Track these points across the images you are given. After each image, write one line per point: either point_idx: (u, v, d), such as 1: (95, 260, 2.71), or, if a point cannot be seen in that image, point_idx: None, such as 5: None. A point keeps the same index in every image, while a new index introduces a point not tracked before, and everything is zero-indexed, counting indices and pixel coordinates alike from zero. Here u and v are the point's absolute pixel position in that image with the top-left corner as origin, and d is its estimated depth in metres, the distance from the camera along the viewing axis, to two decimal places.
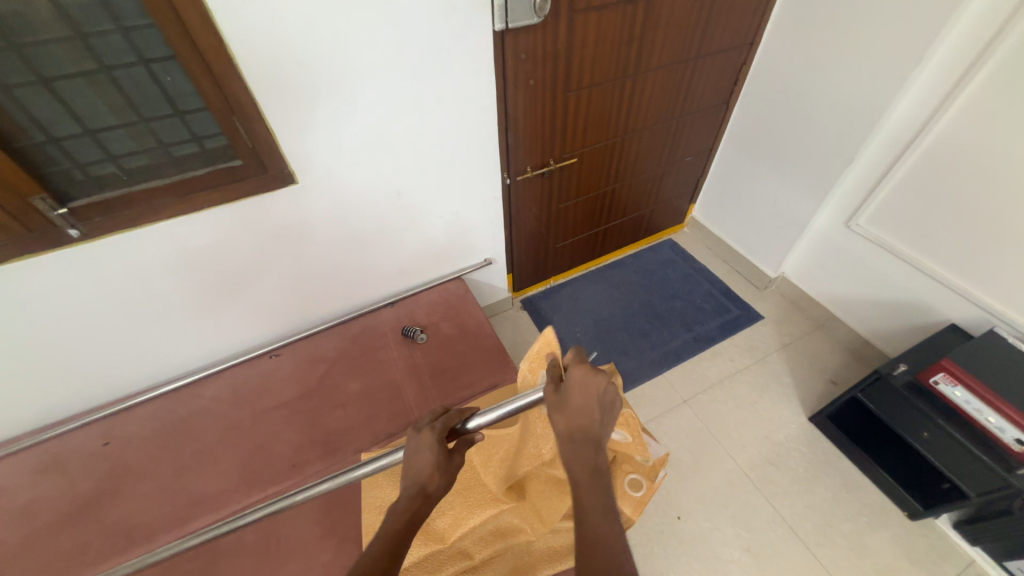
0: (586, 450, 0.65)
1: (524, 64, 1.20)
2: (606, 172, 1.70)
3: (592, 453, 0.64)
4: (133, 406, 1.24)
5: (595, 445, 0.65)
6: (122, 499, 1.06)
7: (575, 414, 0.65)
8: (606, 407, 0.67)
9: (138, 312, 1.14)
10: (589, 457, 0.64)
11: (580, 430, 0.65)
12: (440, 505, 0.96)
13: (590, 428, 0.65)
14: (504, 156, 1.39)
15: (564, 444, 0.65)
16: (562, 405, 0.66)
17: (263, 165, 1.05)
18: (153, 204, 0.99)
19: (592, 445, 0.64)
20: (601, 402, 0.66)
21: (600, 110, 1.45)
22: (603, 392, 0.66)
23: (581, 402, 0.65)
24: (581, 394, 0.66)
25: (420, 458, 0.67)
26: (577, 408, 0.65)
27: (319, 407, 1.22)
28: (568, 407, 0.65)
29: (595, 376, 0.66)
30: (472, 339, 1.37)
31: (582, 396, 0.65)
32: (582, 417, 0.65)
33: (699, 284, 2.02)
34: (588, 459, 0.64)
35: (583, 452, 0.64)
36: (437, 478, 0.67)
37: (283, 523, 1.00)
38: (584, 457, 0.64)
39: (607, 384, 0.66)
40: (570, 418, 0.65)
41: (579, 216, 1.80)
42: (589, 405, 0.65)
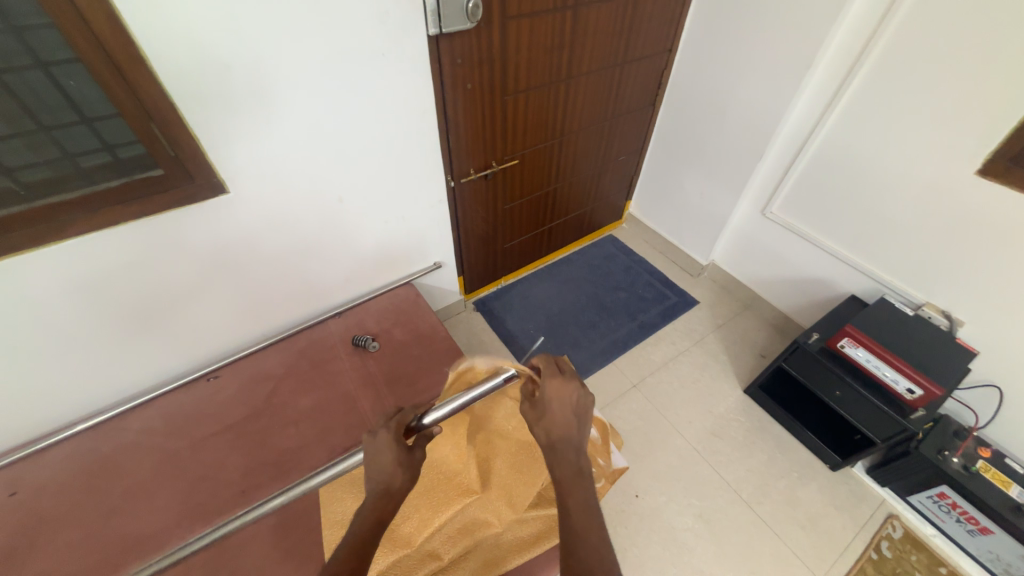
0: (570, 456, 0.69)
1: (461, 68, 1.22)
2: (547, 173, 1.76)
3: (578, 459, 0.69)
4: (45, 448, 1.10)
5: (578, 450, 0.69)
6: (39, 551, 0.94)
7: (554, 424, 0.70)
8: (582, 413, 0.72)
9: (47, 341, 1.02)
10: (573, 461, 0.68)
11: (558, 437, 0.70)
12: (409, 498, 0.96)
13: (570, 435, 0.70)
14: (446, 159, 1.40)
15: (548, 453, 0.70)
16: (544, 419, 0.72)
17: (190, 174, 0.98)
18: (60, 220, 0.90)
19: (574, 453, 0.69)
20: (576, 410, 0.71)
21: (537, 113, 1.51)
22: (576, 399, 0.72)
23: (558, 409, 0.70)
24: (558, 405, 0.71)
25: (380, 456, 0.67)
26: (555, 419, 0.70)
27: (267, 427, 1.16)
28: (547, 419, 0.71)
29: (567, 382, 0.72)
30: (426, 342, 1.36)
31: (558, 406, 0.70)
32: (562, 426, 0.70)
33: (640, 275, 2.14)
34: (573, 464, 0.68)
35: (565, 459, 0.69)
36: (401, 473, 0.67)
37: (237, 553, 0.94)
38: (568, 464, 0.68)
39: (579, 393, 0.72)
40: (545, 427, 0.71)
41: (525, 216, 1.85)
42: (563, 415, 0.71)
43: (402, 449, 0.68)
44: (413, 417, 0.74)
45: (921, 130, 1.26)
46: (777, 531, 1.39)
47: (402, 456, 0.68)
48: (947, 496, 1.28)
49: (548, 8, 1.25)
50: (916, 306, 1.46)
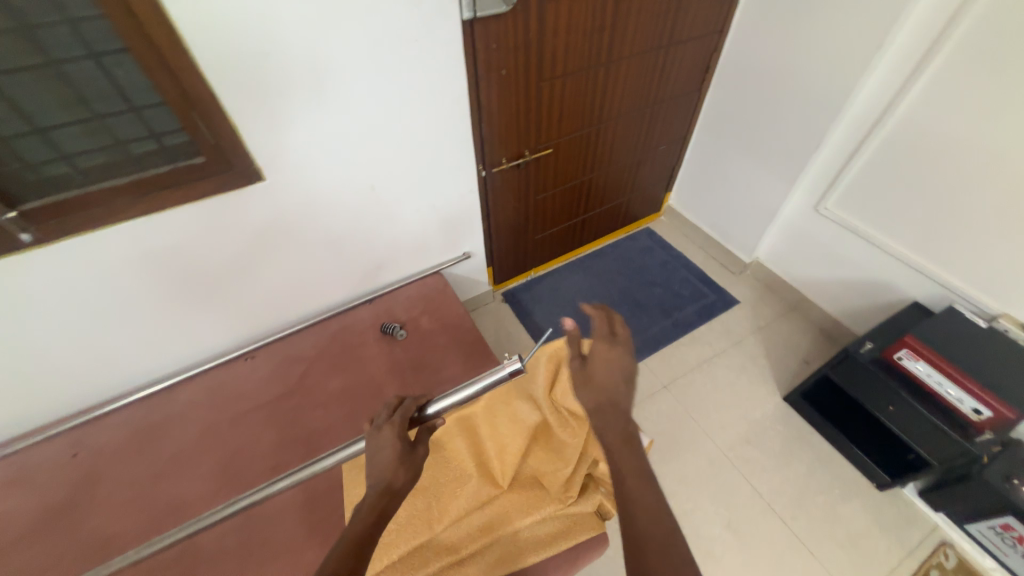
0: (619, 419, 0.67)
1: (495, 54, 1.19)
2: (583, 162, 1.70)
3: (625, 423, 0.67)
4: (101, 416, 1.19)
5: (624, 414, 0.68)
6: (94, 509, 1.03)
7: (601, 387, 0.70)
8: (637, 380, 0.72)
9: (102, 317, 1.09)
10: (622, 424, 0.67)
11: (609, 392, 0.69)
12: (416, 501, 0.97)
13: (616, 398, 0.69)
14: (478, 147, 1.38)
15: (596, 417, 0.69)
16: (590, 382, 0.71)
17: (229, 161, 1.01)
18: (113, 204, 0.95)
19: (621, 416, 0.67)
20: (624, 372, 0.71)
21: (574, 100, 1.45)
22: (625, 364, 0.71)
23: (603, 375, 0.70)
24: (603, 367, 0.71)
25: (381, 454, 0.70)
26: (602, 379, 0.70)
27: (299, 407, 1.20)
28: (593, 380, 0.71)
29: (615, 348, 0.72)
30: (453, 332, 1.36)
31: (603, 365, 0.71)
32: (607, 389, 0.69)
33: (677, 271, 2.05)
34: (622, 428, 0.66)
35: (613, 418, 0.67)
36: (401, 473, 0.68)
37: (266, 526, 0.99)
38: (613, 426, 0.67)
39: (629, 359, 0.72)
40: (599, 375, 0.71)
41: (558, 207, 1.80)
42: (619, 371, 0.71)
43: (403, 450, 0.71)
44: (415, 408, 0.79)
45: (1012, 118, 1.11)
46: (812, 550, 1.31)
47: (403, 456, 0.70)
48: (1011, 527, 1.16)
49: None
50: (990, 318, 1.31)
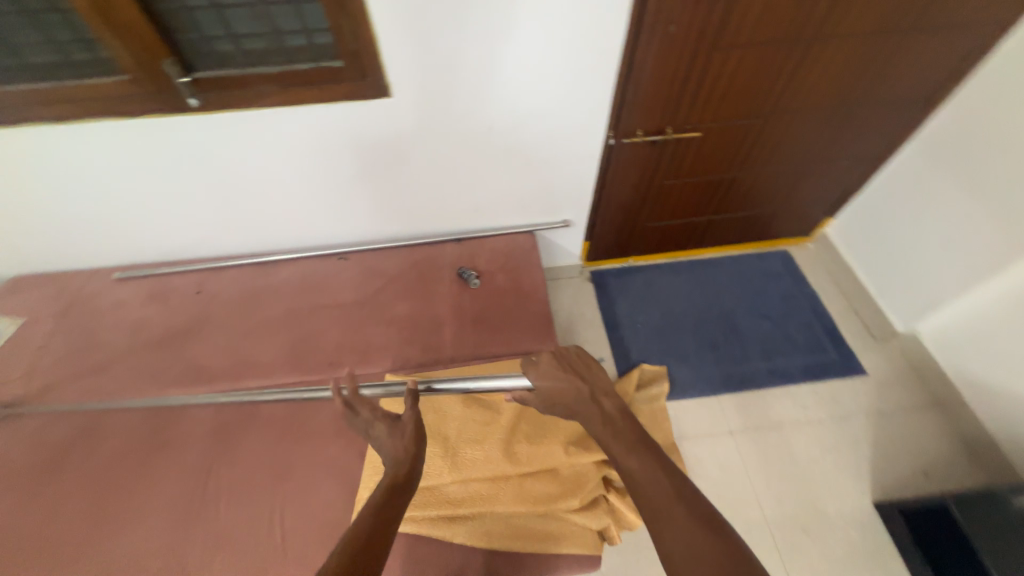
0: (594, 410, 0.75)
1: (670, 5, 0.98)
2: (732, 156, 1.43)
3: (600, 406, 0.75)
4: (224, 268, 1.41)
5: (593, 398, 0.77)
6: (199, 341, 1.25)
7: (562, 395, 0.79)
8: (586, 366, 0.83)
9: (236, 187, 1.24)
10: (602, 411, 0.75)
11: (568, 392, 0.78)
12: (437, 446, 1.01)
13: (580, 394, 0.77)
14: (614, 111, 1.20)
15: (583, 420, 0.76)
16: (555, 399, 0.80)
17: (363, 71, 1.01)
18: (261, 89, 1.01)
19: (593, 405, 0.76)
20: (568, 368, 0.81)
21: (748, 79, 1.18)
22: (558, 359, 0.83)
23: (555, 388, 0.79)
24: (549, 381, 0.80)
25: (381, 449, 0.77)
26: (558, 393, 0.79)
27: (365, 318, 1.27)
28: (553, 397, 0.80)
29: (548, 356, 0.83)
30: (523, 299, 1.32)
31: (550, 380, 0.80)
32: (567, 392, 0.78)
33: (801, 311, 1.72)
34: (602, 414, 0.74)
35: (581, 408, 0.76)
36: (400, 448, 0.75)
37: (308, 411, 1.10)
38: (588, 414, 0.75)
39: (565, 353, 0.84)
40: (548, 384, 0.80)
41: (684, 199, 1.57)
42: (565, 368, 0.81)
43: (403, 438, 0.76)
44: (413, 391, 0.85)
45: None
46: None
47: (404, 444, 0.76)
48: None
49: None
50: None
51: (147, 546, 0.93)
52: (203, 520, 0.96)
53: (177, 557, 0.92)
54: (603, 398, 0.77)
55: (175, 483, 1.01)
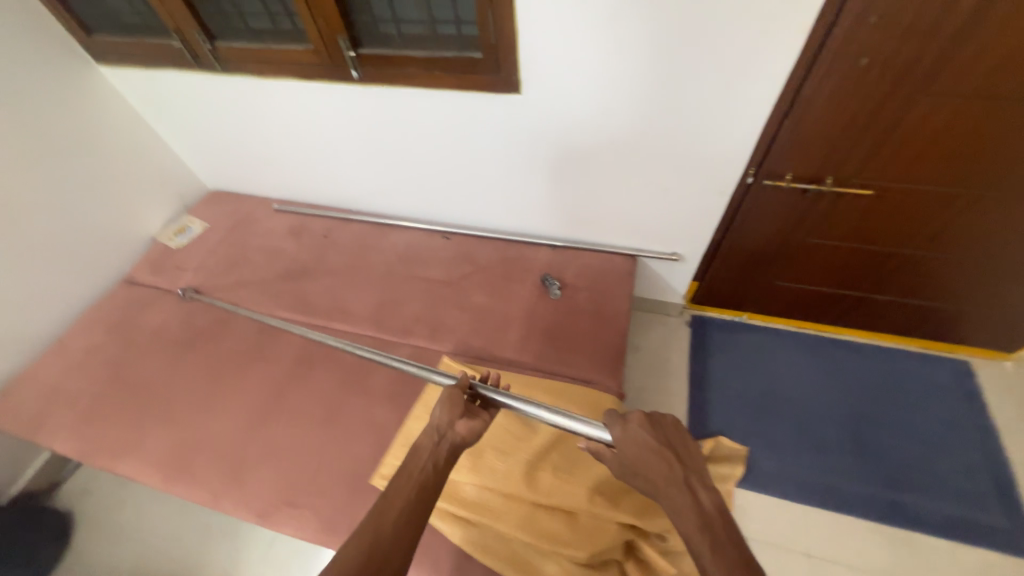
0: (689, 497, 0.67)
1: (867, 32, 0.80)
2: (915, 227, 1.12)
3: (696, 496, 0.67)
4: (349, 220, 1.59)
5: (689, 485, 0.68)
6: (312, 278, 1.45)
7: (650, 469, 0.71)
8: (682, 442, 0.74)
9: (371, 153, 1.38)
10: (699, 502, 0.66)
11: (658, 468, 0.70)
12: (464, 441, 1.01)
13: (674, 474, 0.69)
14: (762, 147, 1.03)
15: (670, 506, 0.68)
16: (641, 470, 0.72)
17: (498, 65, 1.03)
18: (407, 70, 1.10)
19: (686, 492, 0.67)
20: (663, 439, 0.73)
21: (964, 137, 0.91)
22: (652, 425, 0.75)
23: (643, 458, 0.72)
24: (639, 448, 0.73)
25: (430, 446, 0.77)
26: (646, 464, 0.71)
27: (444, 299, 1.33)
28: (639, 466, 0.72)
29: (641, 418, 0.76)
30: (599, 325, 1.24)
31: (641, 446, 0.73)
32: (658, 467, 0.70)
33: (965, 447, 1.30)
34: (698, 507, 0.66)
35: (673, 492, 0.68)
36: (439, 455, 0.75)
37: (371, 367, 1.20)
38: (678, 501, 0.67)
39: (662, 420, 0.76)
40: (635, 451, 0.73)
41: (832, 265, 1.28)
42: (659, 440, 0.73)
43: (437, 431, 0.78)
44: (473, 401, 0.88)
45: None
46: None
47: (437, 438, 0.77)
48: None
49: None
50: None
51: (225, 432, 1.13)
52: (267, 429, 1.12)
53: (242, 451, 1.09)
54: (700, 487, 0.68)
55: (258, 390, 1.19)
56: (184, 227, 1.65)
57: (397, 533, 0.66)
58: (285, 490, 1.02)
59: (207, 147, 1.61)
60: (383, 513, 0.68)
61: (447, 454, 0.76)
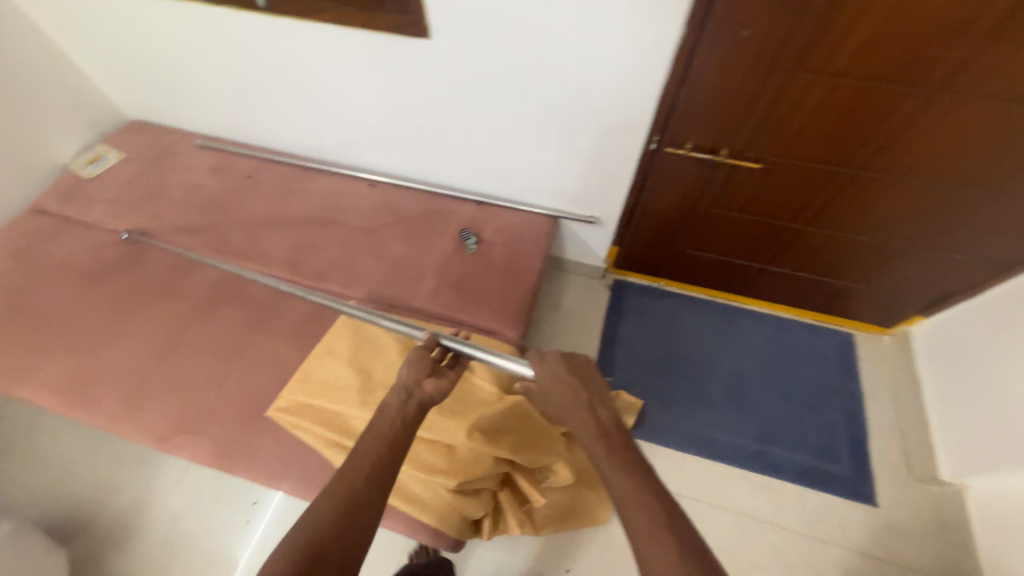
0: (591, 416, 0.75)
1: (746, 3, 0.83)
2: (803, 203, 1.19)
3: (598, 414, 0.76)
4: (274, 162, 1.55)
5: (593, 406, 0.76)
6: (231, 218, 1.42)
7: (561, 398, 0.79)
8: (590, 372, 0.82)
9: (290, 91, 1.33)
10: (600, 419, 0.75)
11: (567, 397, 0.78)
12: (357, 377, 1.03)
13: (580, 399, 0.77)
14: (662, 114, 1.06)
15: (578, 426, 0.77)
16: (555, 401, 0.80)
17: (405, 6, 1.01)
18: (315, 3, 1.07)
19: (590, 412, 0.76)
20: (572, 371, 0.81)
21: (837, 116, 0.97)
22: (565, 360, 0.82)
23: (556, 389, 0.80)
24: (553, 382, 0.80)
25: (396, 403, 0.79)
26: (558, 395, 0.80)
27: (362, 247, 1.34)
28: (554, 398, 0.80)
29: (556, 356, 0.83)
30: (510, 280, 1.28)
31: (553, 380, 0.80)
32: (567, 396, 0.79)
33: (829, 407, 1.46)
34: (599, 423, 0.74)
35: (578, 415, 0.76)
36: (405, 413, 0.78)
37: (280, 309, 1.21)
38: (582, 422, 0.75)
39: (572, 355, 0.83)
40: (550, 382, 0.81)
41: (733, 236, 1.36)
42: (570, 371, 0.80)
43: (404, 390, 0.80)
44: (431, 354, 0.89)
45: None
46: None
47: (405, 397, 0.80)
48: None
49: None
50: None
51: (127, 363, 1.14)
52: (170, 362, 1.14)
53: (144, 381, 1.11)
54: (602, 406, 0.77)
55: (164, 324, 1.20)
56: (98, 157, 1.57)
57: (368, 488, 0.69)
58: (183, 419, 1.06)
59: (119, 71, 1.51)
60: (353, 471, 0.70)
61: (414, 412, 0.79)
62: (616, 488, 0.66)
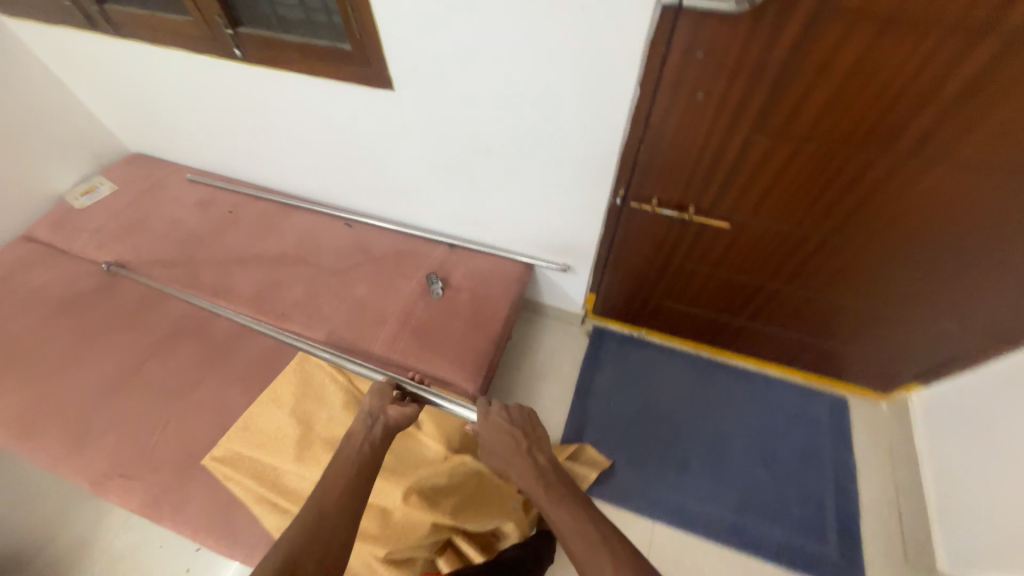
0: (528, 461, 0.81)
1: (698, 67, 0.80)
2: (778, 263, 1.14)
3: (535, 459, 0.82)
4: (257, 199, 1.58)
5: (530, 451, 0.83)
6: (206, 252, 1.44)
7: (500, 447, 0.84)
8: (530, 424, 0.88)
9: (270, 133, 1.36)
10: (536, 462, 0.81)
11: (507, 446, 0.83)
12: (296, 429, 0.99)
13: (518, 445, 0.83)
14: (625, 169, 1.03)
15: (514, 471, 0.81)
16: (494, 451, 0.84)
17: (368, 60, 1.02)
18: (285, 55, 1.09)
19: (527, 457, 0.81)
20: (511, 421, 0.87)
21: (803, 180, 0.93)
22: (505, 411, 0.89)
23: (495, 438, 0.85)
24: (493, 433, 0.85)
25: (360, 432, 0.81)
26: (497, 444, 0.84)
27: (329, 287, 1.33)
28: (493, 448, 0.84)
29: (498, 407, 0.89)
30: (473, 328, 1.25)
31: (494, 432, 0.85)
32: (505, 444, 0.84)
33: (817, 479, 1.35)
34: (535, 467, 0.80)
35: (517, 462, 0.81)
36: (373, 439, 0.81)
37: (238, 349, 1.20)
38: (522, 468, 0.80)
39: (512, 407, 0.90)
40: (493, 435, 0.85)
41: (709, 291, 1.30)
42: (512, 423, 0.86)
43: (370, 417, 0.83)
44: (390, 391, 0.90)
45: None
46: None
47: (370, 423, 0.83)
48: None
49: (927, 17, 0.65)
50: None
51: (78, 398, 1.13)
52: (119, 399, 1.12)
53: (89, 418, 1.10)
54: (539, 452, 0.84)
55: (121, 358, 1.19)
56: (92, 188, 1.63)
57: (339, 509, 0.70)
58: (121, 461, 1.03)
59: (117, 108, 1.58)
60: (324, 494, 0.72)
61: (381, 435, 0.82)
62: (560, 520, 0.71)
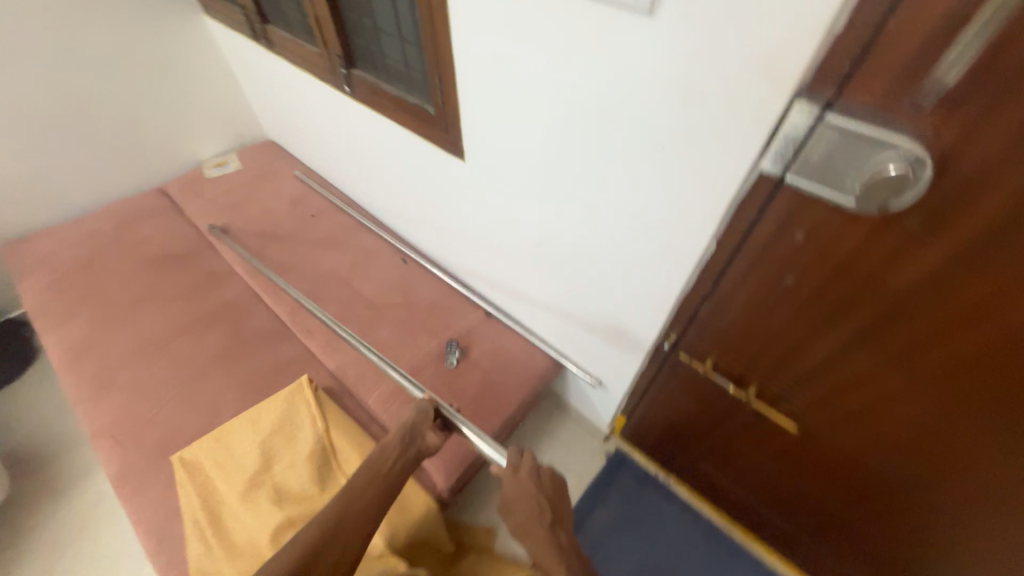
0: (546, 538, 0.70)
1: (790, 249, 0.62)
2: (856, 492, 0.85)
3: (557, 537, 0.70)
4: (339, 209, 1.67)
5: (553, 526, 0.71)
6: (277, 247, 1.54)
7: (521, 509, 0.73)
8: (558, 492, 0.77)
9: (362, 159, 1.43)
10: (558, 541, 0.70)
11: (529, 512, 0.72)
12: (254, 464, 0.97)
13: (540, 515, 0.72)
14: (680, 318, 0.86)
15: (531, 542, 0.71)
16: (513, 511, 0.74)
17: (446, 127, 1.01)
18: (381, 102, 1.12)
19: (547, 532, 0.70)
20: (540, 484, 0.75)
21: (912, 419, 0.68)
22: (536, 469, 0.76)
23: (518, 496, 0.74)
24: (516, 489, 0.74)
25: (392, 447, 0.77)
26: (518, 506, 0.73)
27: (359, 318, 1.34)
28: (513, 508, 0.74)
29: (532, 462, 0.76)
30: (472, 414, 1.14)
31: (519, 490, 0.74)
32: (527, 508, 0.73)
33: None
34: (556, 547, 0.69)
35: (537, 534, 0.71)
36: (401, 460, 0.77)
37: (256, 351, 1.24)
38: (541, 545, 0.70)
39: (545, 467, 0.78)
40: (518, 496, 0.74)
41: (757, 478, 1.04)
42: (543, 489, 0.74)
43: (407, 434, 0.79)
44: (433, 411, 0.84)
45: None
46: None
47: (407, 442, 0.79)
48: None
49: None
50: None
51: (120, 349, 1.25)
52: (146, 363, 1.22)
53: (117, 371, 1.21)
54: (562, 529, 0.72)
55: (166, 324, 1.31)
56: (223, 162, 1.86)
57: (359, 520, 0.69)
58: (118, 424, 1.11)
59: (263, 102, 1.80)
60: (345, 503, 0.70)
61: (412, 458, 0.78)
62: None
